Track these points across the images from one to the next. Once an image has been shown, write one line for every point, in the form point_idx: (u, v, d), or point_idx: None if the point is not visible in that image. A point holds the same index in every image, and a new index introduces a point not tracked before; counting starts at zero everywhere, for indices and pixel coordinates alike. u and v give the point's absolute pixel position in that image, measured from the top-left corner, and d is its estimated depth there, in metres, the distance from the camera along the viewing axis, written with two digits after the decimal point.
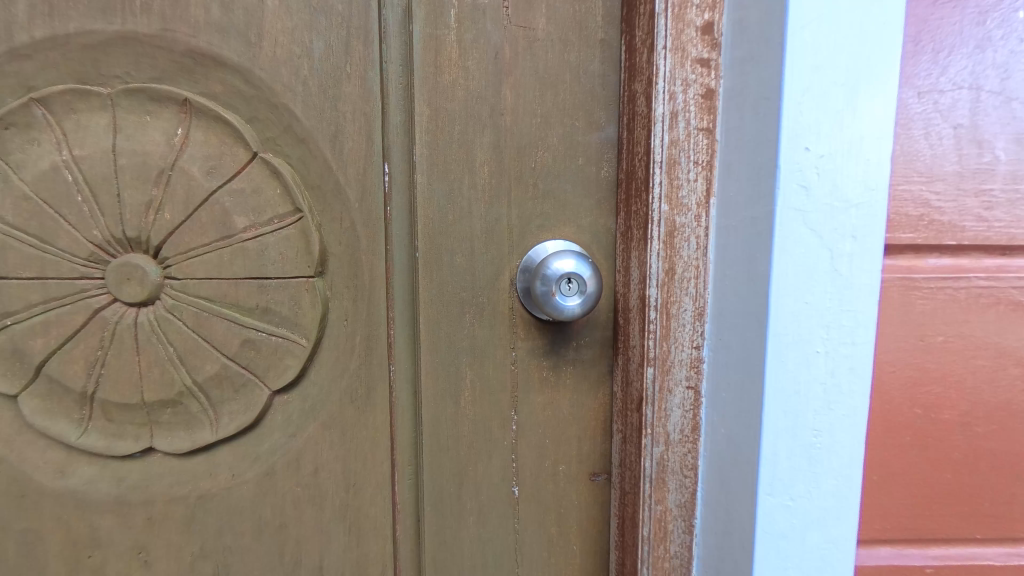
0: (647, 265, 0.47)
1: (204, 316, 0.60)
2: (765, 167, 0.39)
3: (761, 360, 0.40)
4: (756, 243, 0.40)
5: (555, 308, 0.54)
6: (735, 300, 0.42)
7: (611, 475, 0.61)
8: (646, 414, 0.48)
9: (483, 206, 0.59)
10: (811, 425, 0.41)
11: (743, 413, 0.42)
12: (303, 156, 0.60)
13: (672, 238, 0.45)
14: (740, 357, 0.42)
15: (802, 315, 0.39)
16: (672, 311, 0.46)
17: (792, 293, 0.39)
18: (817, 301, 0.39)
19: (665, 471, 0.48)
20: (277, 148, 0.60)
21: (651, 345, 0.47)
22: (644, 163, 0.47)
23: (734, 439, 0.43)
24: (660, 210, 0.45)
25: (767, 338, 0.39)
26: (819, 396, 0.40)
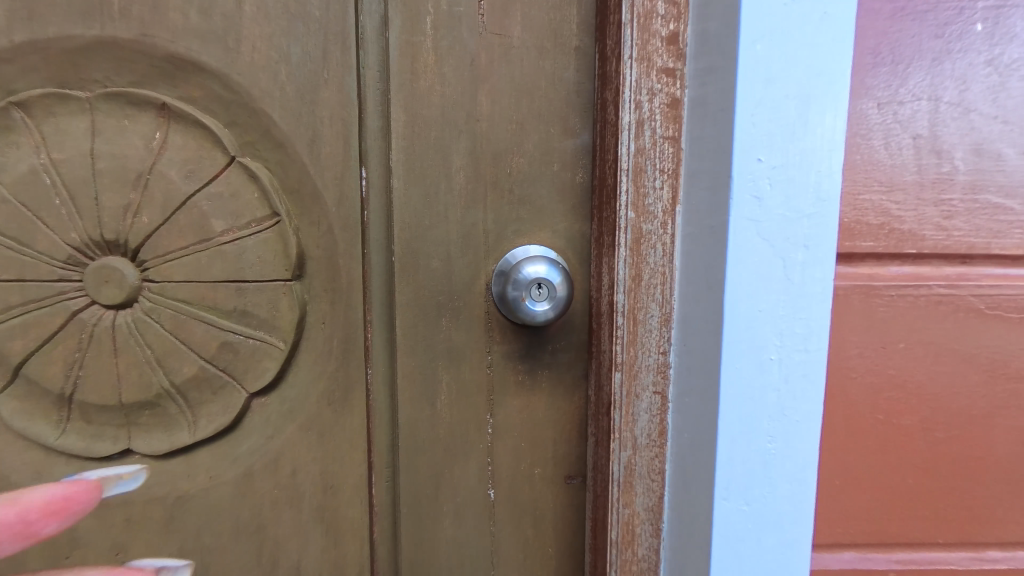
0: (615, 271, 0.47)
1: (181, 319, 0.61)
2: (721, 174, 0.40)
3: (718, 363, 0.41)
4: (715, 249, 0.41)
5: (517, 310, 0.56)
6: (697, 303, 0.43)
7: (586, 478, 0.62)
8: (614, 418, 0.48)
9: (460, 211, 0.60)
10: (766, 432, 0.41)
11: (702, 415, 0.43)
12: (281, 160, 0.60)
13: (639, 244, 0.46)
14: (699, 360, 0.43)
15: (756, 322, 0.40)
16: (639, 317, 0.46)
17: (748, 300, 0.39)
18: (770, 307, 0.40)
19: (633, 475, 0.49)
20: (255, 152, 0.61)
21: (618, 349, 0.48)
22: (613, 170, 0.47)
23: (694, 439, 0.44)
24: (627, 217, 0.46)
25: (723, 342, 0.40)
26: (772, 401, 0.41)
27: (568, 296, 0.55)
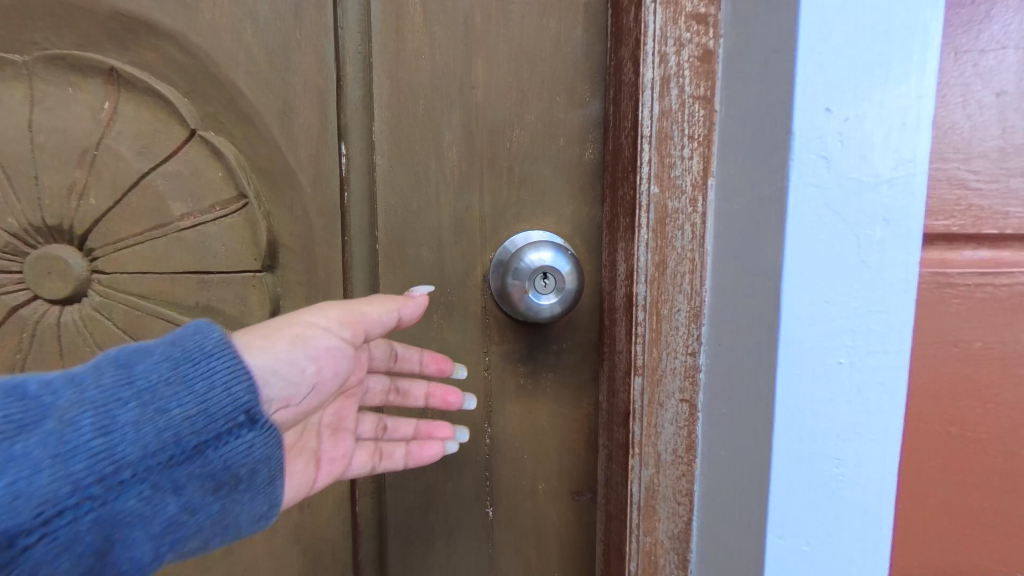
0: (635, 257, 0.40)
1: (136, 316, 0.53)
2: (776, 129, 0.30)
3: (770, 378, 0.31)
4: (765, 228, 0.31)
5: (519, 305, 0.49)
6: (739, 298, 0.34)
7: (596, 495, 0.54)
8: (633, 430, 0.41)
9: (452, 192, 0.53)
10: (834, 456, 0.31)
11: (746, 439, 0.34)
12: (249, 135, 0.53)
13: (664, 225, 0.39)
14: (742, 368, 0.35)
15: (825, 312, 0.29)
16: (663, 311, 0.40)
17: (815, 294, 0.29)
18: (845, 304, 0.29)
19: (655, 497, 0.41)
20: (219, 126, 0.53)
21: (639, 350, 0.41)
22: (631, 138, 0.40)
23: (737, 466, 0.35)
24: (649, 192, 0.39)
25: (781, 352, 0.30)
26: (842, 427, 0.30)
27: (577, 287, 0.48)
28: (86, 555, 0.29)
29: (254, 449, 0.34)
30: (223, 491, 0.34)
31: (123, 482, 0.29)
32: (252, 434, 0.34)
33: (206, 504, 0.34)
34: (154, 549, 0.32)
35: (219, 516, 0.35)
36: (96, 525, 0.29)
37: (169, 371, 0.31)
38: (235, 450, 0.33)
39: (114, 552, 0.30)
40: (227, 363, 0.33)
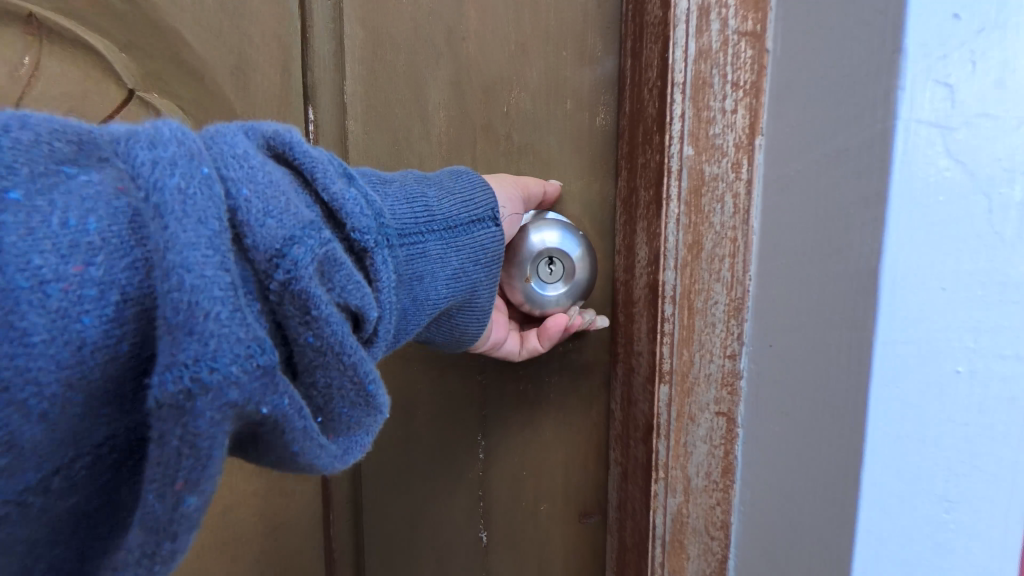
0: (661, 238, 0.34)
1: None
2: (876, 48, 0.21)
3: (857, 401, 0.22)
4: (856, 191, 0.22)
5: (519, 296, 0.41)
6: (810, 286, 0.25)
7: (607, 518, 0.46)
8: (658, 448, 0.35)
9: (439, 163, 0.45)
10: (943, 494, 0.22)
11: (811, 476, 0.25)
12: (199, 97, 0.46)
13: (699, 196, 0.31)
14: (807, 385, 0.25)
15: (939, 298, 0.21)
16: (697, 304, 0.32)
17: (920, 286, 0.21)
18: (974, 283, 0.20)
19: (684, 531, 0.34)
20: (163, 86, 0.45)
21: (665, 353, 0.34)
22: (657, 92, 0.34)
23: (794, 509, 0.26)
24: (682, 155, 0.32)
25: (875, 368, 0.22)
26: (949, 470, 0.22)
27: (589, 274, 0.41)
28: (398, 291, 0.29)
29: (495, 241, 0.35)
30: (468, 283, 0.34)
31: (420, 233, 0.31)
32: (494, 230, 0.35)
33: (466, 282, 0.34)
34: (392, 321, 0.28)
35: (465, 304, 0.35)
36: (404, 261, 0.29)
37: (445, 180, 0.35)
38: (484, 238, 0.35)
39: (403, 295, 0.29)
40: (472, 181, 0.36)
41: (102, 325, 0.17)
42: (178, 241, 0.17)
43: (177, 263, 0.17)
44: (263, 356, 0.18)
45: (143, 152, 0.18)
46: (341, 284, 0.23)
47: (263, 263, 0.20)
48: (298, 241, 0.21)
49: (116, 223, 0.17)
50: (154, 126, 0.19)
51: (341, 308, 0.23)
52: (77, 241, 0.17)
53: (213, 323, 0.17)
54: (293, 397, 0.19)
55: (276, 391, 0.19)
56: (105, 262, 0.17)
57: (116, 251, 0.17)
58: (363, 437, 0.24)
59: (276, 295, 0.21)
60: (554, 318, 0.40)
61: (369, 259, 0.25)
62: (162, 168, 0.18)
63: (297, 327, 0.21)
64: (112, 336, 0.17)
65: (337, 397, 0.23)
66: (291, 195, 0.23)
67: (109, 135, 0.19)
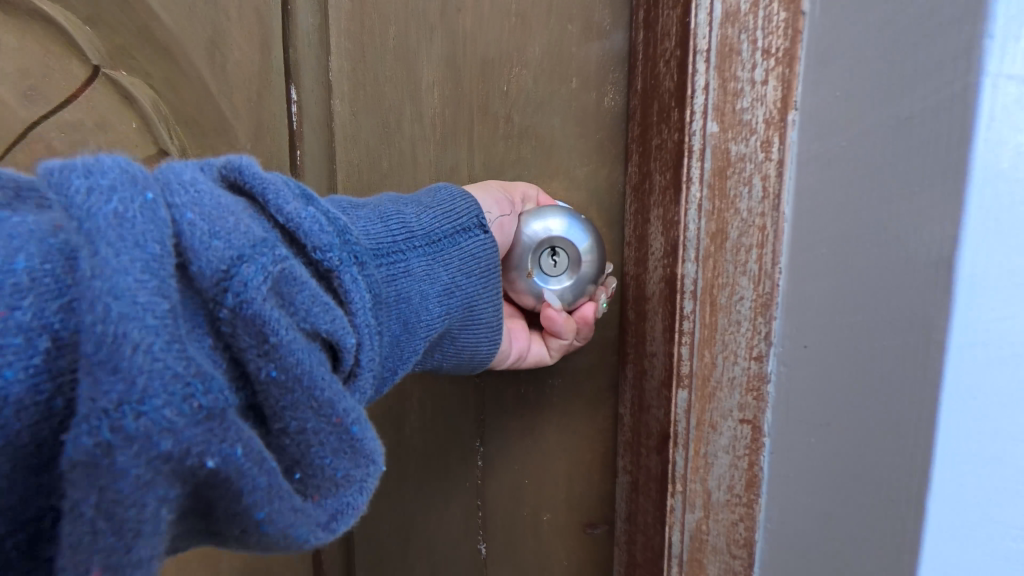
0: (680, 226, 0.30)
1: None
2: (944, 0, 0.18)
3: (919, 414, 0.20)
4: (913, 178, 0.20)
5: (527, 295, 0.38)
6: (857, 284, 0.22)
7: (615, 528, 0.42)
8: (675, 459, 0.32)
9: (432, 147, 0.43)
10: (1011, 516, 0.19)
11: (860, 495, 0.23)
12: (182, 84, 0.46)
13: (723, 178, 0.28)
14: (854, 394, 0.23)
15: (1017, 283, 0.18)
16: (721, 300, 0.29)
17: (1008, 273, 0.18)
18: None
19: (703, 550, 0.31)
20: (148, 75, 0.46)
21: (684, 354, 0.31)
22: (676, 63, 0.30)
23: (836, 528, 0.24)
24: (705, 131, 0.29)
25: (945, 378, 0.19)
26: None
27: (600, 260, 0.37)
28: (381, 315, 0.26)
29: (486, 250, 0.33)
30: (461, 296, 0.32)
31: (400, 251, 0.29)
32: (483, 237, 0.33)
33: (458, 298, 0.32)
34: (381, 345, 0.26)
35: (464, 321, 0.33)
36: (385, 281, 0.27)
37: (423, 196, 0.33)
38: (471, 248, 0.32)
39: (391, 318, 0.27)
40: (453, 193, 0.34)
41: (29, 378, 0.15)
42: (109, 268, 0.15)
43: (105, 291, 0.15)
44: (205, 395, 0.16)
45: (81, 181, 0.17)
46: (308, 306, 0.20)
47: (213, 291, 0.18)
48: (247, 260, 0.19)
49: (52, 259, 0.16)
50: (95, 155, 0.18)
51: (310, 334, 0.20)
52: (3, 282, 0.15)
53: (145, 358, 0.15)
54: (250, 445, 0.17)
55: (222, 440, 0.16)
56: (32, 305, 0.15)
57: (48, 290, 0.16)
58: (356, 496, 0.21)
59: (228, 323, 0.18)
60: (548, 312, 0.37)
61: (338, 278, 0.23)
62: (92, 194, 0.16)
63: (255, 358, 0.18)
64: (41, 392, 0.15)
65: (319, 441, 0.20)
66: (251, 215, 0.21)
67: (45, 170, 0.18)
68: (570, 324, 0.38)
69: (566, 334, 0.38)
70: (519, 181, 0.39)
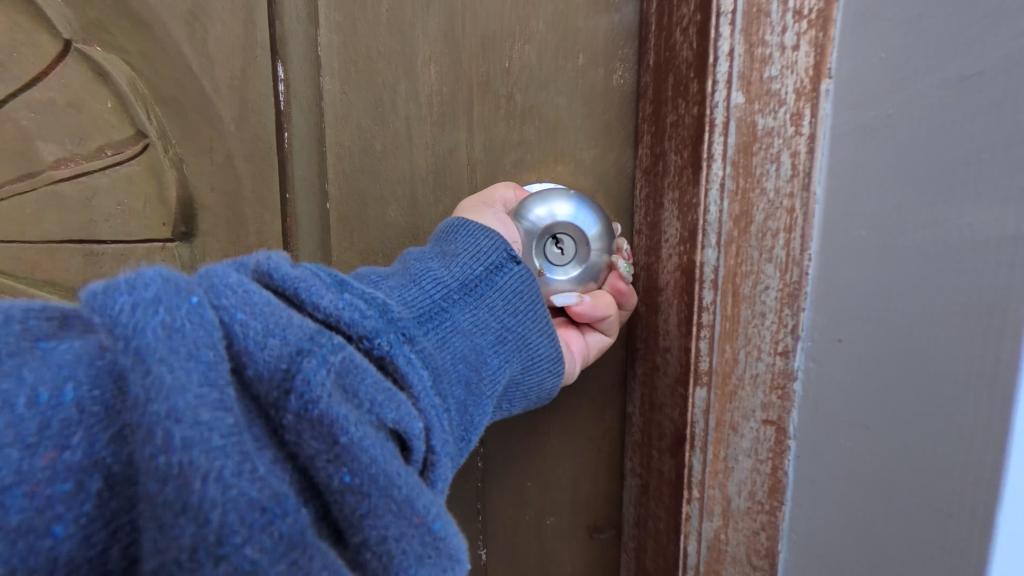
0: (699, 207, 0.27)
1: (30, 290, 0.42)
2: None
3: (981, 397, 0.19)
4: (968, 148, 0.19)
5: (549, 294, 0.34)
6: (918, 270, 0.21)
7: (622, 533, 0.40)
8: (692, 464, 0.29)
9: (429, 129, 0.40)
10: None
11: (923, 491, 0.21)
12: (149, 53, 0.40)
13: (749, 153, 0.26)
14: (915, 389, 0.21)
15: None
16: (743, 289, 0.26)
17: None
18: None
19: (722, 558, 0.29)
20: (109, 42, 0.40)
21: (704, 349, 0.28)
22: (698, 23, 0.27)
23: (890, 528, 0.22)
24: (730, 101, 0.26)
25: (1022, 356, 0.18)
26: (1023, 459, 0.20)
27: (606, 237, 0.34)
28: (441, 387, 0.24)
29: (527, 284, 0.31)
30: (513, 341, 0.30)
31: (443, 310, 0.27)
32: (519, 272, 0.31)
33: (511, 344, 0.29)
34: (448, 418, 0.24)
35: (524, 367, 0.31)
36: (437, 348, 0.25)
37: (443, 241, 0.31)
38: (509, 288, 0.30)
39: (451, 386, 0.25)
40: (473, 230, 0.31)
41: (80, 530, 0.13)
42: (164, 388, 0.14)
43: (163, 414, 0.14)
44: (283, 518, 0.14)
45: (124, 298, 0.15)
46: (372, 395, 0.18)
47: (275, 394, 0.17)
48: (304, 357, 0.17)
49: (100, 386, 0.14)
50: (132, 269, 0.16)
51: (379, 424, 0.18)
52: (49, 421, 0.14)
53: (214, 488, 0.13)
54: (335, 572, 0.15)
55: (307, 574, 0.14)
56: (84, 441, 0.14)
57: (97, 421, 0.14)
58: None
59: (293, 428, 0.17)
60: (579, 309, 0.34)
61: (393, 364, 0.21)
62: (132, 311, 0.15)
63: (326, 464, 0.16)
64: (95, 545, 0.14)
65: (396, 550, 0.17)
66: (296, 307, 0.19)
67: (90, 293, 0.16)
68: (605, 300, 0.34)
69: (608, 310, 0.34)
70: (493, 187, 0.36)
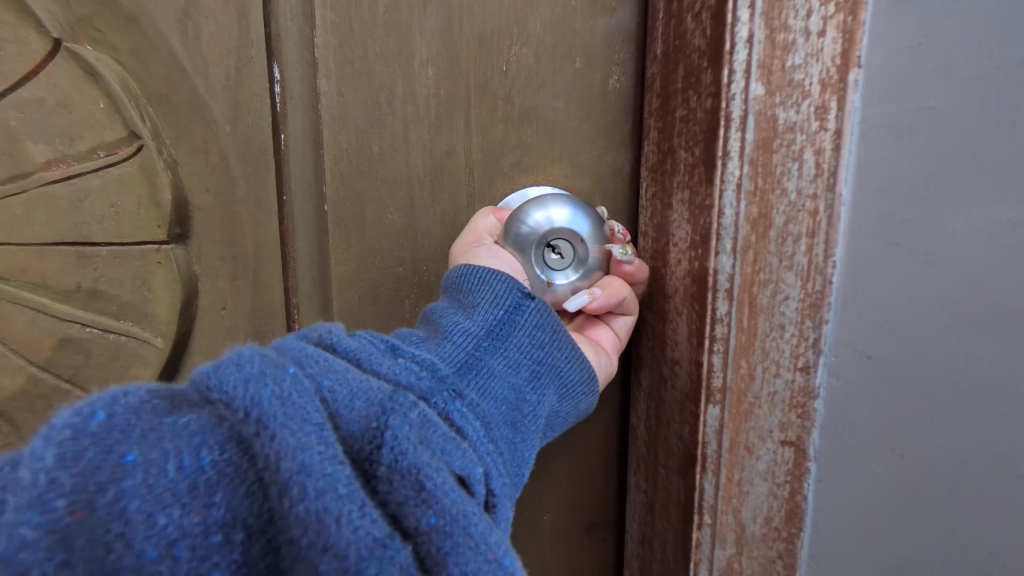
0: (713, 209, 0.24)
1: (18, 293, 0.37)
2: None
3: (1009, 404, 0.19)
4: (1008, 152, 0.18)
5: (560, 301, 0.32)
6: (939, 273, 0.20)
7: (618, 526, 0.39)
8: (702, 487, 0.26)
9: (426, 131, 0.37)
10: None
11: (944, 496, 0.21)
12: (138, 48, 0.37)
13: (768, 150, 0.23)
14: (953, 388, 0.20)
15: None
16: (760, 300, 0.24)
17: None
18: None
19: None
20: (96, 37, 0.37)
21: (717, 365, 0.25)
22: (713, 6, 0.24)
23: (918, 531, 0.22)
24: (750, 92, 0.23)
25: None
26: None
27: (604, 234, 0.32)
28: (491, 433, 0.24)
29: (546, 318, 0.29)
30: (547, 374, 0.28)
31: (478, 359, 0.26)
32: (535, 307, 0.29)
33: (545, 377, 0.28)
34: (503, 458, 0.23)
35: (561, 398, 0.29)
36: (481, 397, 0.25)
37: (454, 294, 0.30)
38: (532, 325, 0.29)
39: (500, 431, 0.24)
40: (485, 274, 0.30)
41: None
42: (289, 448, 0.15)
43: (293, 471, 0.14)
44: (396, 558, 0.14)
45: (235, 375, 0.16)
46: (441, 443, 0.19)
47: (367, 446, 0.17)
48: (391, 412, 0.18)
49: (227, 450, 0.15)
50: (232, 348, 0.17)
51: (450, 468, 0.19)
52: (193, 483, 0.15)
53: (347, 530, 0.14)
54: None
55: None
56: (224, 501, 0.15)
57: (234, 481, 0.15)
58: None
59: (385, 478, 0.17)
60: (595, 306, 0.31)
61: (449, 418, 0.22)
62: (245, 386, 0.16)
63: (414, 511, 0.16)
64: None
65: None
66: (365, 375, 0.21)
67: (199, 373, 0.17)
68: (616, 286, 0.32)
69: (621, 293, 0.31)
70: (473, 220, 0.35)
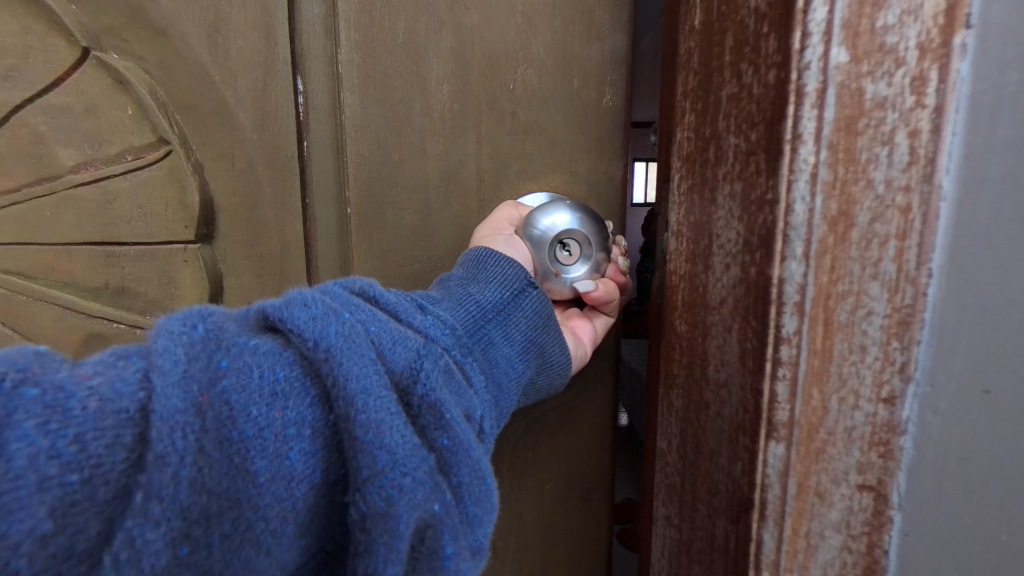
0: (783, 203, 0.20)
1: (48, 290, 0.39)
2: None
3: None
4: None
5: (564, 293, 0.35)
6: None
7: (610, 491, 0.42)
8: (763, 540, 0.22)
9: (442, 141, 0.38)
10: None
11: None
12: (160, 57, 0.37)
13: (851, 133, 0.19)
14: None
15: None
16: (835, 314, 0.20)
17: None
18: None
19: None
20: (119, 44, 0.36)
21: (783, 394, 0.21)
22: None
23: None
24: (832, 60, 0.18)
25: None
26: None
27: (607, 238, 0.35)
28: (489, 389, 0.27)
29: (545, 306, 0.32)
30: (536, 352, 0.31)
31: (485, 334, 0.29)
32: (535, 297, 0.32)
33: (536, 355, 0.31)
34: (495, 413, 0.27)
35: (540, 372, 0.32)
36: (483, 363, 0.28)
37: (464, 272, 0.32)
38: (529, 310, 0.31)
39: (494, 392, 0.28)
40: (501, 264, 0.32)
41: (299, 474, 0.18)
42: (351, 373, 0.19)
43: (357, 390, 0.19)
44: (417, 465, 0.19)
45: (302, 313, 0.20)
46: (456, 390, 0.23)
47: (405, 380, 0.21)
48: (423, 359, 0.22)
49: (297, 367, 0.19)
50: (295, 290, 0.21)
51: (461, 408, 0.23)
52: (272, 391, 0.18)
53: (396, 435, 0.19)
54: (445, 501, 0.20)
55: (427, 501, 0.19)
56: (296, 405, 0.19)
57: (301, 391, 0.19)
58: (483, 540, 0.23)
59: (415, 409, 0.21)
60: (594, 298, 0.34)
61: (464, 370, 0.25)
62: (315, 321, 0.20)
63: (433, 433, 0.21)
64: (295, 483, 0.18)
65: (468, 498, 0.22)
66: (401, 325, 0.23)
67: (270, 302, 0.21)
68: (611, 286, 0.35)
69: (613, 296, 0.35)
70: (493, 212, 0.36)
